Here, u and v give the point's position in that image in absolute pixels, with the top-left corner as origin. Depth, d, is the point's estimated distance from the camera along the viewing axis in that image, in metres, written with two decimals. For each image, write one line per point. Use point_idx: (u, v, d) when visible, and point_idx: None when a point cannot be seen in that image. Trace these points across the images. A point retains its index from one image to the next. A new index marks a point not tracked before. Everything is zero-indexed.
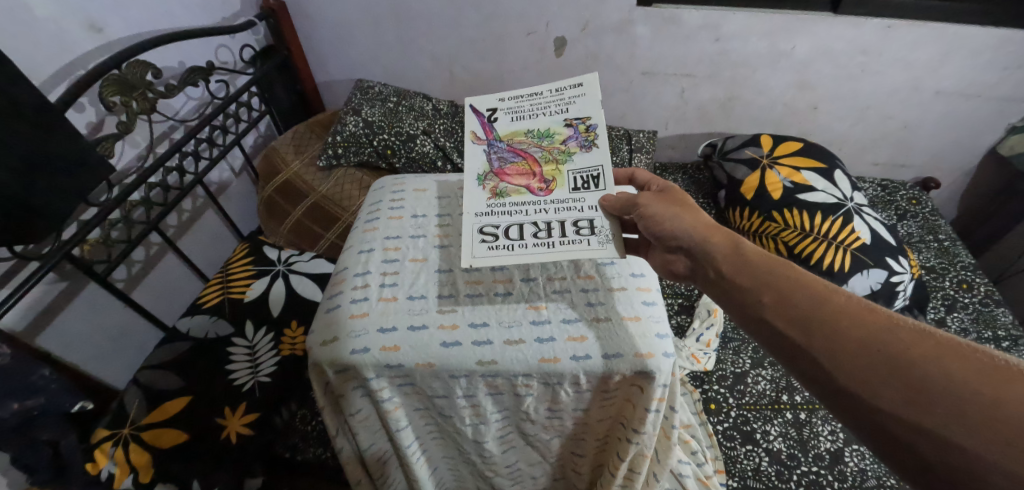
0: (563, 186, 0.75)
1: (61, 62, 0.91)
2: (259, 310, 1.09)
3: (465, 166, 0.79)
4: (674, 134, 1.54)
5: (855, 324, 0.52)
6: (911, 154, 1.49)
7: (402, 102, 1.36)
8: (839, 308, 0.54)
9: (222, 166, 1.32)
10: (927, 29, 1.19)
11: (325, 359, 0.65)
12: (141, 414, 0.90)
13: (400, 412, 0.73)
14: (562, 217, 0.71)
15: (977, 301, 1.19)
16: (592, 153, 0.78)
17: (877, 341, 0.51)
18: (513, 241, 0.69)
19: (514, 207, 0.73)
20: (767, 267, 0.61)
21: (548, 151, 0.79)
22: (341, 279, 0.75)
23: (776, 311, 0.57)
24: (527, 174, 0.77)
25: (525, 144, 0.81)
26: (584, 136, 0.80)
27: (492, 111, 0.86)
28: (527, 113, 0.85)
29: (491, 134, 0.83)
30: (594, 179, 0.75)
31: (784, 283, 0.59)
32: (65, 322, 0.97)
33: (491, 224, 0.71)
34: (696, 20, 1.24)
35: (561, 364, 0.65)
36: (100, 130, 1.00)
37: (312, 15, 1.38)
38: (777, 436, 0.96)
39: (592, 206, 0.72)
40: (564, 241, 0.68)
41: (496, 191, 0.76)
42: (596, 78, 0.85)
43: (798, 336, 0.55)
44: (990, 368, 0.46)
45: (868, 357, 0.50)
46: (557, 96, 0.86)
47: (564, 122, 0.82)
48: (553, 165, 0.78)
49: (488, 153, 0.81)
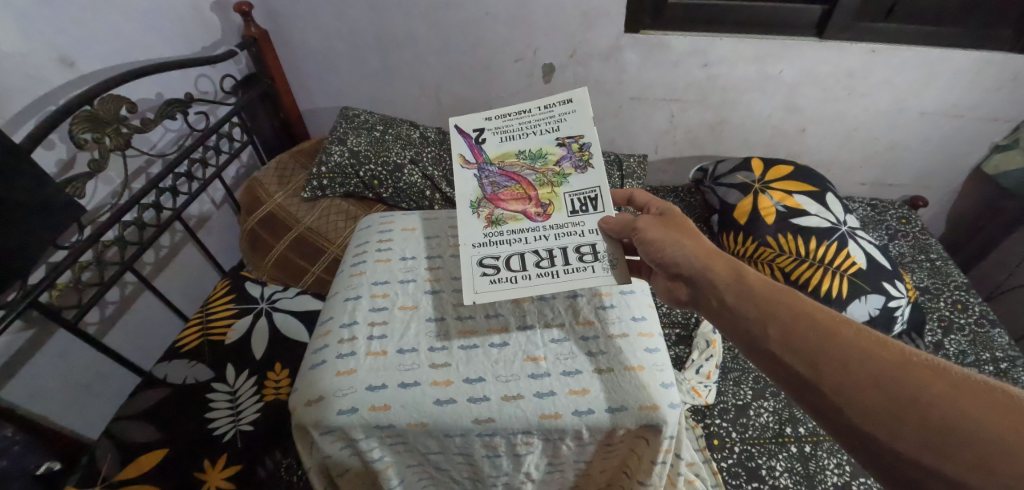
0: (561, 209, 0.73)
1: (30, 99, 0.87)
2: (242, 351, 1.04)
3: (456, 192, 0.76)
4: (663, 158, 1.53)
5: (865, 358, 0.49)
6: (898, 174, 1.50)
7: (388, 130, 1.33)
8: (847, 340, 0.51)
9: (202, 199, 1.28)
10: (912, 53, 1.20)
11: (309, 421, 0.61)
12: (114, 470, 0.85)
13: (392, 470, 0.68)
14: (563, 243, 0.69)
15: (972, 322, 1.18)
16: (589, 174, 0.75)
17: (889, 376, 0.47)
18: (515, 273, 0.67)
19: (512, 235, 0.71)
20: (771, 296, 0.58)
21: (542, 173, 0.76)
22: (328, 330, 0.71)
23: (781, 342, 0.54)
24: (522, 198, 0.74)
25: (518, 166, 0.78)
26: (578, 157, 0.77)
27: (479, 131, 0.82)
28: (517, 132, 0.81)
29: (480, 157, 0.79)
30: (593, 200, 0.72)
31: (789, 313, 0.55)
32: (32, 373, 0.91)
33: (491, 255, 0.69)
34: (684, 46, 1.24)
35: (562, 420, 0.61)
36: (71, 168, 0.95)
37: (296, 44, 1.35)
38: (783, 471, 0.93)
39: (593, 230, 0.70)
40: (568, 270, 0.66)
41: (491, 218, 0.73)
42: (585, 93, 0.82)
43: (806, 369, 0.51)
44: (1011, 408, 0.42)
45: (879, 394, 0.47)
46: (546, 113, 0.82)
47: (556, 141, 0.79)
48: (549, 187, 0.74)
49: (479, 178, 0.77)
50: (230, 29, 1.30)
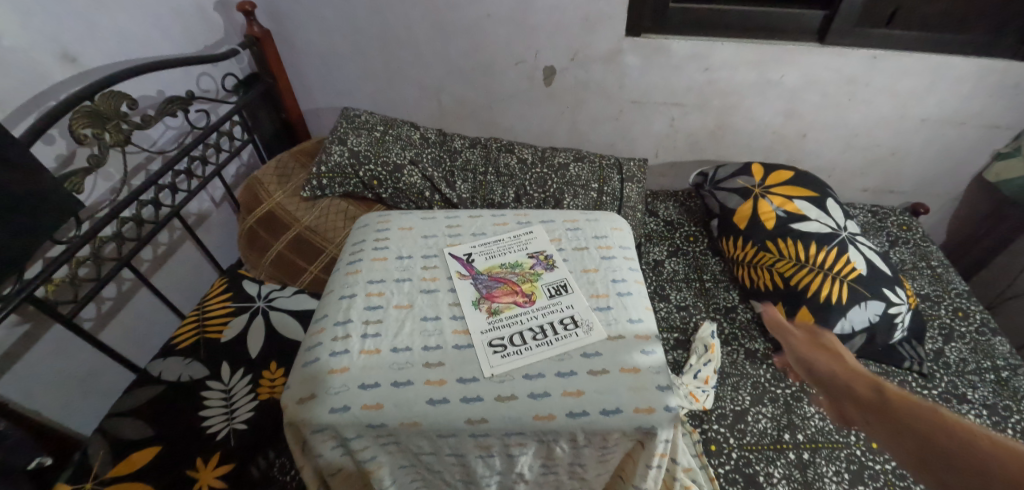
0: (542, 294, 0.75)
1: (30, 94, 0.87)
2: (238, 349, 1.04)
3: (452, 302, 0.74)
4: (663, 162, 1.53)
5: (968, 442, 0.49)
6: (899, 181, 1.50)
7: (389, 130, 1.33)
8: (952, 432, 0.51)
9: (201, 196, 1.28)
10: (913, 59, 1.20)
11: (301, 418, 0.61)
12: (106, 468, 0.84)
13: (385, 471, 0.68)
14: (552, 318, 0.71)
15: (974, 331, 1.16)
16: (555, 270, 0.79)
17: (990, 457, 0.46)
18: (521, 345, 0.68)
19: (509, 320, 0.71)
20: (886, 390, 0.60)
21: (521, 273, 0.78)
22: (321, 328, 0.71)
23: (888, 425, 0.55)
24: (512, 292, 0.75)
25: (501, 271, 0.79)
26: (547, 261, 0.80)
27: (461, 251, 0.82)
28: (492, 247, 0.83)
29: (472, 269, 0.79)
30: (567, 283, 0.76)
31: (899, 402, 0.57)
32: (26, 369, 0.90)
33: (496, 336, 0.69)
34: (685, 50, 1.24)
35: (557, 422, 0.61)
36: (71, 162, 0.95)
37: (297, 43, 1.35)
38: (781, 478, 0.92)
39: (573, 303, 0.73)
40: (561, 337, 0.69)
41: (491, 310, 0.73)
42: (536, 214, 0.91)
43: (911, 448, 0.52)
44: None
45: (984, 474, 0.46)
46: (510, 229, 0.87)
47: (527, 252, 0.82)
48: (530, 280, 0.77)
49: (474, 286, 0.76)
50: (233, 29, 1.30)
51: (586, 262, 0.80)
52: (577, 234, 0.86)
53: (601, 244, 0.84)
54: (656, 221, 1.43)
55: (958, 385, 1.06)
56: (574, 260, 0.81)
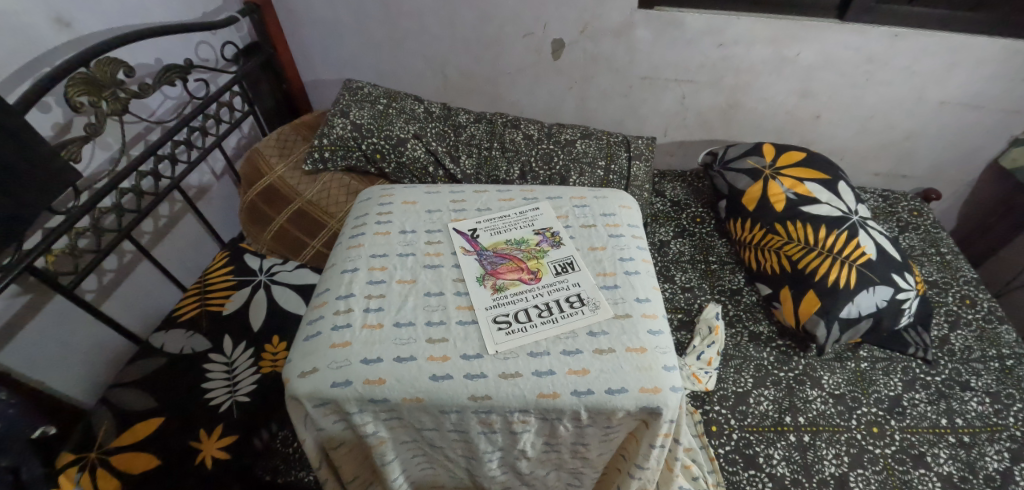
0: (548, 272, 0.74)
1: (26, 59, 0.84)
2: (240, 323, 1.03)
3: (456, 276, 0.73)
4: (673, 141, 1.50)
5: None
6: (911, 165, 1.47)
7: (392, 103, 1.30)
8: None
9: (202, 169, 1.26)
10: (936, 38, 1.16)
11: (302, 392, 0.60)
12: (111, 437, 0.85)
13: (387, 446, 0.69)
14: (556, 295, 0.70)
15: (980, 318, 1.15)
16: (561, 248, 0.77)
17: None
18: (525, 323, 0.66)
19: (514, 297, 0.70)
20: None
21: (527, 250, 0.77)
22: (323, 302, 0.70)
23: None
24: (517, 269, 0.74)
25: (506, 248, 0.77)
26: (553, 238, 0.79)
27: (466, 228, 0.80)
28: (499, 224, 0.81)
29: (476, 246, 0.77)
30: (573, 263, 0.75)
31: None
32: (30, 339, 0.90)
33: (501, 313, 0.68)
34: (699, 24, 1.20)
35: (561, 400, 0.60)
36: (67, 131, 0.93)
37: (298, 12, 1.32)
38: (780, 459, 0.92)
39: (578, 282, 0.72)
40: (566, 315, 0.67)
41: (495, 287, 0.71)
42: (543, 191, 0.88)
43: None
44: None
45: None
46: (515, 207, 0.85)
47: (532, 230, 0.80)
48: (536, 258, 0.75)
49: (478, 263, 0.75)
50: None
51: (594, 240, 0.78)
52: (585, 211, 0.84)
53: (608, 222, 0.82)
54: (662, 201, 1.41)
55: (962, 372, 1.05)
56: (581, 237, 0.79)
